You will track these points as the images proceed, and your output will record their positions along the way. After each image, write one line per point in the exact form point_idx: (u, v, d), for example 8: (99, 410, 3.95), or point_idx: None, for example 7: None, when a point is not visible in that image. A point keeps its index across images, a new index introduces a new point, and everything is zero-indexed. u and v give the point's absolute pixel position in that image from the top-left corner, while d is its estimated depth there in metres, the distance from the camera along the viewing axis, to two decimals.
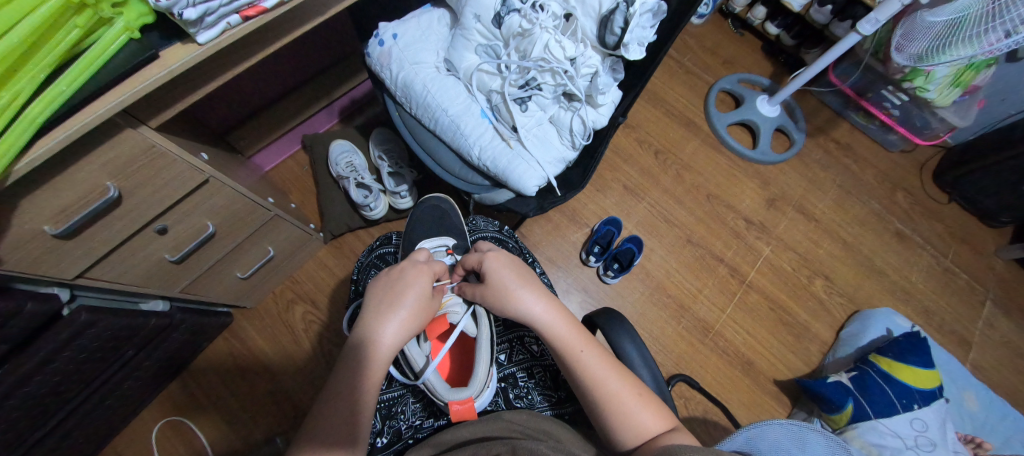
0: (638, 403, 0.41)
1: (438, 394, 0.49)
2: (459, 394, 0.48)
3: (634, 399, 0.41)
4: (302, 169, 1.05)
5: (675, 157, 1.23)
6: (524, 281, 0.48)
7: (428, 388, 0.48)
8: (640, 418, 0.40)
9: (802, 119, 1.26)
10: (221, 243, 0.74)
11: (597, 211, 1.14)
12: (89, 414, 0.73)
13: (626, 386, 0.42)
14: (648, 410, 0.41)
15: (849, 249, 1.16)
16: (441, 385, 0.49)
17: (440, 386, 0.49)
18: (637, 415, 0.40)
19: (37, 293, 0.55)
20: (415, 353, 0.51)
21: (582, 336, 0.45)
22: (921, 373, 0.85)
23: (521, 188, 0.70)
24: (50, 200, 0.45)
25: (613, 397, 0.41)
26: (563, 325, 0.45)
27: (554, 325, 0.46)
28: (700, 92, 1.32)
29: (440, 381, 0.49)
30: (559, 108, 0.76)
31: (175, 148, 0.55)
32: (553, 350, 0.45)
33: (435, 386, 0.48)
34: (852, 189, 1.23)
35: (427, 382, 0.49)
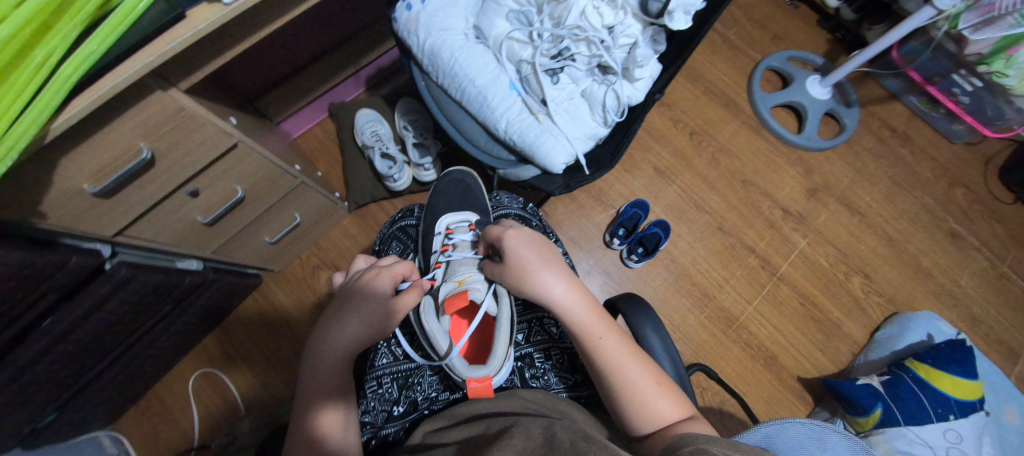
0: (655, 392, 0.40)
1: (456, 371, 0.48)
2: (477, 372, 0.47)
3: (651, 388, 0.40)
4: (328, 137, 1.05)
5: (711, 139, 1.16)
6: (544, 261, 0.46)
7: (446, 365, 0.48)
8: (658, 407, 0.39)
9: (855, 104, 1.16)
10: (250, 208, 0.75)
11: (624, 192, 1.10)
12: (132, 361, 0.78)
13: (646, 375, 0.41)
14: (667, 400, 0.39)
15: (894, 246, 1.08)
16: (460, 363, 0.48)
17: (459, 363, 0.48)
18: (654, 404, 0.39)
19: (81, 248, 0.58)
20: (436, 331, 0.51)
21: (600, 320, 0.43)
22: (962, 383, 0.80)
23: (548, 165, 0.67)
24: (88, 159, 0.47)
25: (629, 385, 0.40)
26: (581, 309, 0.43)
27: (574, 308, 0.44)
28: (745, 70, 1.22)
29: (459, 358, 0.49)
30: (592, 81, 0.71)
31: (205, 111, 0.55)
32: (570, 334, 0.44)
33: (454, 363, 0.48)
34: (906, 182, 1.13)
35: (447, 360, 0.48)
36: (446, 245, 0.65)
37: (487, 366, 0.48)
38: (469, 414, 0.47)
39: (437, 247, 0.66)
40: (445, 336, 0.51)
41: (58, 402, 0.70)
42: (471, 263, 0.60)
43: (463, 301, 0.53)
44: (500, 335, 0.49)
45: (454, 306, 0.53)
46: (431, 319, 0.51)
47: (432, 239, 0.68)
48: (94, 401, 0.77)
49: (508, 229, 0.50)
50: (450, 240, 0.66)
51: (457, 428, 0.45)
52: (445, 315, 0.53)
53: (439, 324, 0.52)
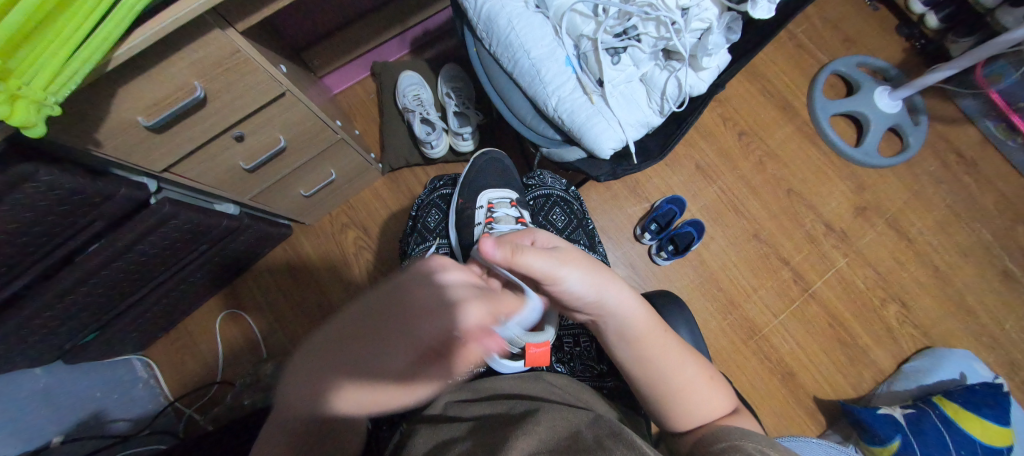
0: (705, 388, 0.42)
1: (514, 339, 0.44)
2: (534, 339, 0.45)
3: (703, 385, 0.42)
4: (368, 96, 1.04)
5: (761, 142, 1.10)
6: (589, 277, 0.41)
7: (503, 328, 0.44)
8: (705, 404, 0.41)
9: (924, 123, 1.08)
10: (290, 159, 0.75)
11: (661, 186, 1.07)
12: (167, 294, 0.81)
13: (698, 372, 0.43)
14: (713, 397, 0.42)
15: (939, 278, 1.02)
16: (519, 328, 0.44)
17: (516, 329, 0.44)
18: (705, 402, 0.41)
19: (129, 180, 0.59)
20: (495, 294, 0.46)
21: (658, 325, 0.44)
22: (991, 428, 0.78)
23: (596, 149, 0.65)
24: (143, 91, 0.47)
25: (686, 387, 0.41)
26: (639, 311, 0.43)
27: (624, 320, 0.42)
28: (809, 72, 1.14)
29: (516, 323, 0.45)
30: (654, 65, 0.67)
31: (259, 57, 0.53)
32: (626, 345, 0.43)
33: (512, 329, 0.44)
34: (966, 212, 1.06)
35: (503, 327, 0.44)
36: (489, 217, 0.66)
37: (546, 334, 0.45)
38: (495, 393, 0.48)
39: (481, 219, 0.66)
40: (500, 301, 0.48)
41: (99, 323, 0.75)
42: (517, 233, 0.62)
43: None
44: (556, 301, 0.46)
45: None
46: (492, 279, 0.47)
47: (470, 232, 0.65)
48: (130, 327, 0.81)
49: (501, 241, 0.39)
50: (493, 213, 0.66)
51: (481, 404, 0.45)
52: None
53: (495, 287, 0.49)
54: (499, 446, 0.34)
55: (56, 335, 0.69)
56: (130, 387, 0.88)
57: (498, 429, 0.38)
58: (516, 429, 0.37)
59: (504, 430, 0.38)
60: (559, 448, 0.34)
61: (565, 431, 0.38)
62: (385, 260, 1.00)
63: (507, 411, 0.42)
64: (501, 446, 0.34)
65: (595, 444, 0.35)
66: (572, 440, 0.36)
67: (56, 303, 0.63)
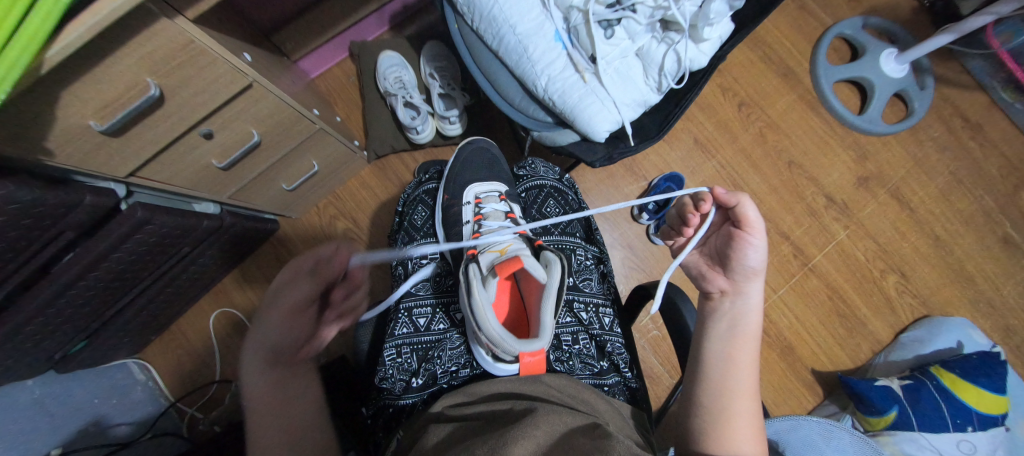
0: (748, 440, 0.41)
1: (505, 347, 0.41)
2: (529, 346, 0.41)
3: (750, 422, 0.41)
4: (348, 79, 0.98)
5: (762, 113, 1.05)
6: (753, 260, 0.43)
7: (495, 336, 0.41)
8: (741, 439, 0.40)
9: (930, 85, 1.04)
10: (267, 153, 0.71)
11: (658, 163, 1.03)
12: (154, 298, 0.79)
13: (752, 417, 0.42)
14: (751, 437, 0.41)
15: (939, 247, 1.01)
16: (507, 335, 0.41)
17: (507, 337, 0.41)
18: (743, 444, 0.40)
19: (95, 187, 0.55)
20: (483, 304, 0.43)
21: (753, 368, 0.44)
22: (988, 397, 0.79)
23: (589, 133, 0.61)
24: (89, 93, 0.42)
25: (738, 417, 0.41)
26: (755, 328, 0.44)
27: (740, 317, 0.44)
28: (812, 35, 1.08)
29: (506, 331, 0.42)
30: (651, 38, 0.62)
31: (216, 46, 0.49)
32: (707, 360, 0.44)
33: (503, 338, 0.41)
34: (969, 178, 1.03)
35: (492, 333, 0.41)
36: (477, 214, 0.64)
37: (541, 339, 0.42)
38: (493, 395, 0.46)
39: (468, 217, 0.64)
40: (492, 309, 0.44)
41: (86, 331, 0.73)
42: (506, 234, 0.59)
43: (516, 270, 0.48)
44: (552, 300, 0.43)
45: (506, 271, 0.48)
46: (479, 290, 0.44)
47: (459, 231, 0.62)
48: (121, 332, 0.79)
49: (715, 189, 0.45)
50: (482, 209, 0.64)
51: (478, 406, 0.44)
52: (493, 280, 0.49)
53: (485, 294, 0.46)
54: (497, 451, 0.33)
55: (42, 346, 0.67)
56: (128, 390, 0.87)
57: (493, 434, 0.37)
58: (513, 431, 0.35)
59: (501, 434, 0.36)
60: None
61: (563, 433, 0.36)
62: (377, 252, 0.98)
63: (503, 414, 0.41)
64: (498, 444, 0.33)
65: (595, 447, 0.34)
66: (571, 444, 0.35)
67: (36, 316, 0.61)
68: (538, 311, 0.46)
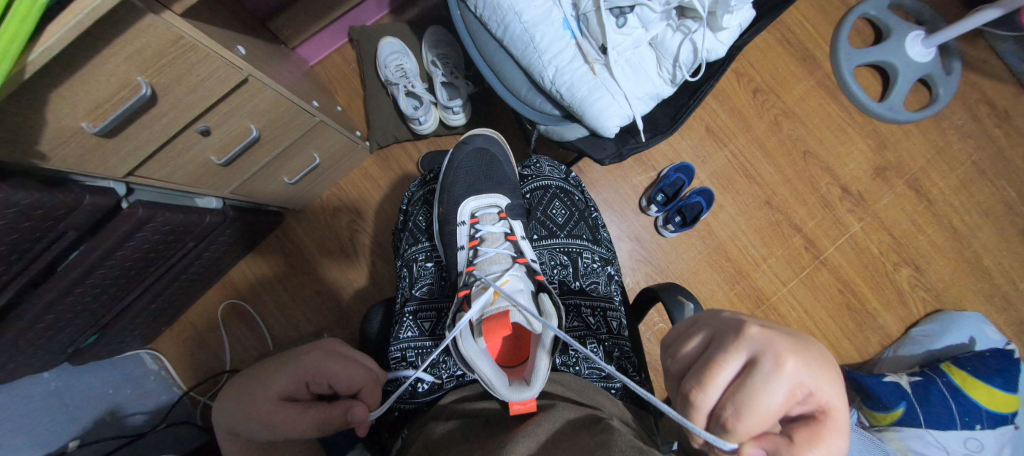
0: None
1: (495, 391, 0.40)
2: (518, 395, 0.39)
3: None
4: (348, 66, 0.95)
5: (777, 99, 1.01)
6: None
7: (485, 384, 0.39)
8: None
9: (957, 70, 0.98)
10: (266, 147, 0.69)
11: (668, 152, 1.00)
12: (162, 292, 0.79)
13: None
14: None
15: (956, 239, 0.98)
16: (498, 380, 0.40)
17: (497, 382, 0.40)
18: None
19: (94, 187, 0.54)
20: (473, 353, 0.41)
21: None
22: (999, 396, 0.79)
23: (599, 128, 0.58)
24: (79, 95, 0.41)
25: None
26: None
27: None
28: (834, 15, 1.02)
29: (496, 377, 0.40)
30: (666, 26, 0.58)
31: (206, 40, 0.46)
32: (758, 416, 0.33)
33: (493, 383, 0.39)
34: (992, 168, 0.99)
35: (481, 376, 0.40)
36: (473, 238, 0.60)
37: (530, 387, 0.39)
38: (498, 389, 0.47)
39: (463, 242, 0.60)
40: (485, 355, 0.42)
41: (96, 326, 0.73)
42: (503, 263, 0.58)
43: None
44: (545, 351, 0.40)
45: None
46: (468, 340, 0.42)
47: (453, 232, 0.61)
48: (131, 326, 0.80)
49: (767, 360, 0.23)
50: (477, 232, 0.61)
51: (482, 401, 0.45)
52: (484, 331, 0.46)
53: (475, 344, 0.43)
54: (496, 448, 0.33)
55: (55, 342, 0.68)
56: (142, 381, 0.89)
57: (494, 430, 0.37)
58: (514, 430, 0.35)
59: (502, 431, 0.36)
60: (556, 445, 0.33)
61: (561, 426, 0.36)
62: (382, 244, 0.97)
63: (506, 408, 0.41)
64: (497, 447, 0.33)
65: (594, 439, 0.33)
66: (569, 436, 0.34)
67: (45, 314, 0.61)
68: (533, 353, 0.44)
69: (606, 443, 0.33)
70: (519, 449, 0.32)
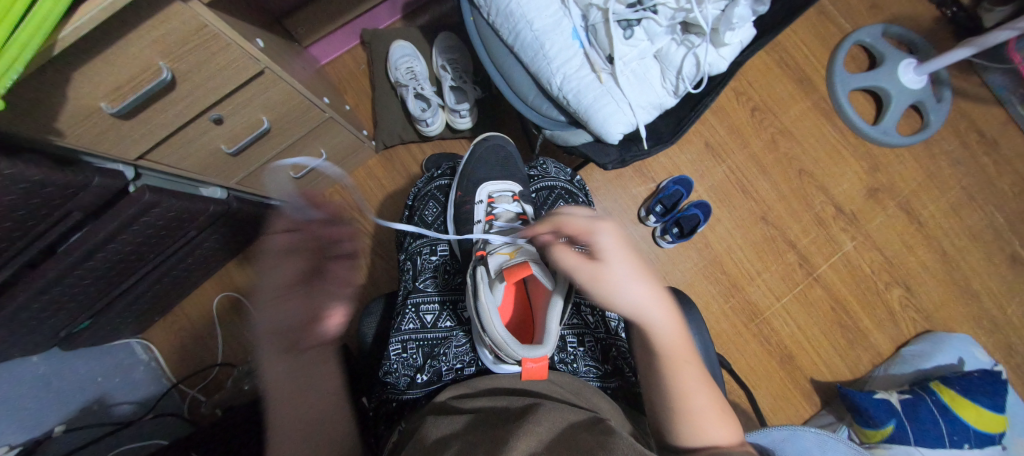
0: (716, 422, 0.39)
1: (508, 351, 0.41)
2: (533, 352, 0.41)
3: (713, 413, 0.39)
4: (358, 67, 0.97)
5: (775, 119, 1.04)
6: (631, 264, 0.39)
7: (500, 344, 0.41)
8: (712, 432, 0.38)
9: (948, 98, 1.02)
10: (275, 140, 0.70)
11: (667, 165, 1.02)
12: (159, 281, 0.79)
13: (708, 393, 0.40)
14: (721, 427, 0.39)
15: (946, 262, 1.00)
16: (513, 341, 0.41)
17: (512, 342, 0.41)
18: (713, 432, 0.38)
19: (104, 168, 0.54)
20: (490, 307, 0.43)
21: (683, 343, 0.41)
22: (987, 415, 0.80)
23: (603, 134, 0.60)
24: (101, 76, 0.42)
25: (693, 412, 0.39)
26: (671, 328, 0.40)
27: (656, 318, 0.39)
28: (830, 42, 1.06)
29: (512, 336, 0.41)
30: (671, 40, 0.61)
31: (229, 31, 0.47)
32: (647, 345, 0.41)
33: (507, 342, 0.41)
34: (981, 194, 1.02)
35: (497, 336, 0.41)
36: (489, 214, 0.63)
37: (544, 345, 0.41)
38: (496, 387, 0.46)
39: (480, 217, 0.63)
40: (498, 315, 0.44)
41: (91, 311, 0.73)
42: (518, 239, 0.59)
43: (525, 271, 0.47)
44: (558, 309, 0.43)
45: (515, 277, 0.48)
46: (487, 294, 0.44)
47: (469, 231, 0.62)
48: (125, 313, 0.79)
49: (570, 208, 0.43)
50: (494, 209, 0.63)
51: (481, 399, 0.45)
52: (501, 284, 0.48)
53: (491, 300, 0.45)
54: (496, 449, 0.33)
55: (47, 325, 0.67)
56: (131, 370, 0.88)
57: (494, 427, 0.37)
58: (514, 430, 0.35)
59: (502, 429, 0.36)
60: (559, 445, 0.33)
61: (560, 429, 0.36)
62: (382, 242, 0.98)
63: (504, 407, 0.41)
64: (499, 446, 0.33)
65: (594, 440, 0.34)
66: (568, 438, 0.35)
67: (41, 295, 0.60)
68: (543, 319, 0.46)
69: (607, 444, 0.33)
70: (519, 449, 0.32)
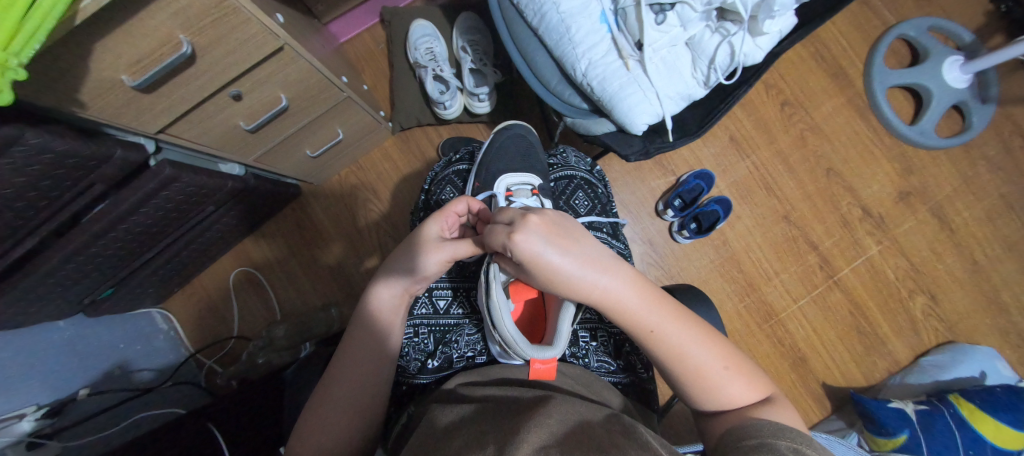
0: (723, 376, 0.38)
1: (518, 351, 0.40)
2: (542, 353, 0.41)
3: (721, 373, 0.38)
4: (377, 46, 0.95)
5: (805, 115, 1.00)
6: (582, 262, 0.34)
7: (510, 340, 0.39)
8: (727, 391, 0.38)
9: (993, 100, 0.97)
10: (293, 118, 0.70)
11: (688, 158, 0.99)
12: (178, 254, 0.81)
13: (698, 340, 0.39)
14: (736, 383, 0.38)
15: (975, 272, 0.96)
16: (523, 341, 0.40)
17: (524, 341, 0.40)
18: (725, 391, 0.38)
19: (126, 141, 0.55)
20: (501, 309, 0.41)
21: (654, 312, 0.37)
22: (1007, 432, 0.77)
23: (627, 124, 0.58)
24: (122, 48, 0.41)
25: (701, 382, 0.38)
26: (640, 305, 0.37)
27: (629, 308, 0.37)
28: (870, 35, 1.00)
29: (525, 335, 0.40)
30: (705, 27, 0.58)
31: (249, 5, 0.46)
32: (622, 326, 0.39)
33: (516, 340, 0.39)
34: (1020, 203, 0.97)
35: (506, 334, 0.40)
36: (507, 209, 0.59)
37: (553, 348, 0.41)
38: (508, 377, 0.46)
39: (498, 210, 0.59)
40: (510, 314, 0.42)
41: (113, 280, 0.74)
42: None
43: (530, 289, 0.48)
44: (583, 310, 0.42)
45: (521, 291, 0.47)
46: (499, 294, 0.42)
47: None
48: (146, 283, 0.82)
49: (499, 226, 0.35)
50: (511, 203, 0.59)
51: (492, 387, 0.44)
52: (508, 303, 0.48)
53: (505, 302, 0.43)
54: (507, 437, 0.32)
55: (72, 292, 0.69)
56: (151, 338, 0.91)
57: (507, 416, 0.36)
58: (526, 420, 0.35)
59: (513, 417, 0.36)
60: (570, 440, 0.32)
61: (575, 423, 0.36)
62: (395, 225, 0.98)
63: (515, 396, 0.41)
64: (509, 437, 0.32)
65: (607, 439, 0.33)
66: (582, 432, 0.34)
67: (67, 263, 0.62)
68: (552, 319, 0.45)
69: (620, 447, 0.32)
70: (531, 438, 0.32)
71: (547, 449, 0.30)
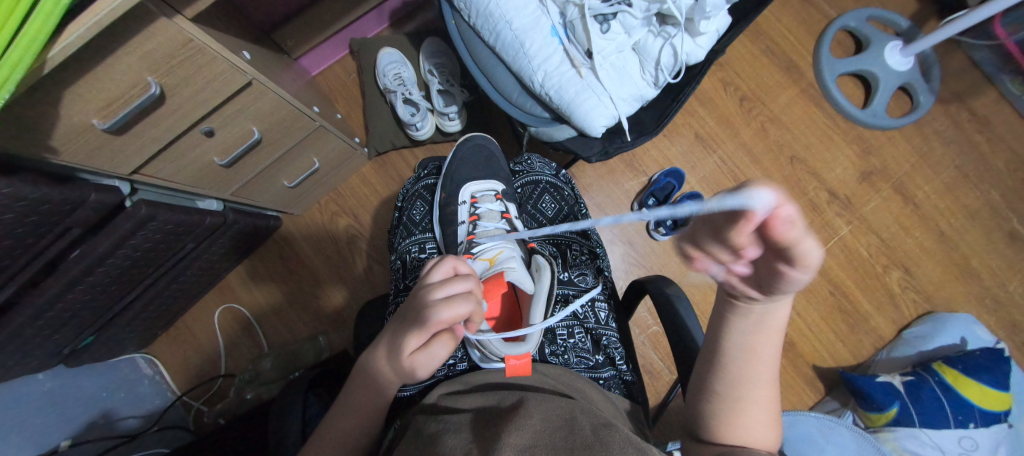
0: (765, 423, 0.36)
1: (493, 350, 0.46)
2: (517, 349, 0.46)
3: (766, 420, 0.36)
4: (349, 76, 0.99)
5: (764, 107, 1.05)
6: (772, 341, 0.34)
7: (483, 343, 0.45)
8: (760, 433, 0.35)
9: (936, 79, 1.03)
10: (268, 150, 0.72)
11: (658, 158, 1.03)
12: (159, 295, 0.80)
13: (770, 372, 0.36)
14: (770, 432, 0.36)
15: (943, 242, 1.00)
16: (497, 341, 0.46)
17: (497, 341, 0.46)
18: (759, 434, 0.35)
19: (99, 184, 0.56)
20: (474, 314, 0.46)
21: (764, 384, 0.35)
22: (992, 394, 0.80)
23: (586, 127, 0.60)
24: (92, 93, 0.43)
25: (751, 403, 0.35)
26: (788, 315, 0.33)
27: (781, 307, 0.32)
28: (815, 29, 1.07)
29: (497, 336, 0.46)
30: (647, 32, 0.62)
31: (213, 43, 0.48)
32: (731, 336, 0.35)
33: (490, 341, 0.46)
34: (975, 172, 1.02)
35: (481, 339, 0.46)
36: (473, 214, 0.67)
37: (526, 343, 0.47)
38: (488, 384, 0.47)
39: (464, 217, 0.67)
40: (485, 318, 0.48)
41: (93, 327, 0.74)
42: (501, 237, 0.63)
43: (502, 285, 0.52)
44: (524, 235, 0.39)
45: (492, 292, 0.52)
46: None
47: (454, 232, 0.66)
48: (128, 327, 0.81)
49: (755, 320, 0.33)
50: (477, 209, 0.67)
51: (473, 394, 0.45)
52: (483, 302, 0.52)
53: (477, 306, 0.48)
54: (491, 441, 0.33)
55: (51, 342, 0.68)
56: (136, 385, 0.89)
57: (489, 420, 0.37)
58: (510, 421, 0.35)
59: (496, 420, 0.37)
60: (553, 438, 0.33)
61: (555, 422, 0.36)
62: (378, 248, 0.99)
63: (497, 400, 0.41)
64: (492, 441, 0.32)
65: (588, 434, 0.34)
66: (566, 430, 0.35)
67: (44, 313, 0.62)
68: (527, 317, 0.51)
69: (602, 440, 0.32)
70: (515, 440, 0.32)
71: (533, 449, 0.31)
